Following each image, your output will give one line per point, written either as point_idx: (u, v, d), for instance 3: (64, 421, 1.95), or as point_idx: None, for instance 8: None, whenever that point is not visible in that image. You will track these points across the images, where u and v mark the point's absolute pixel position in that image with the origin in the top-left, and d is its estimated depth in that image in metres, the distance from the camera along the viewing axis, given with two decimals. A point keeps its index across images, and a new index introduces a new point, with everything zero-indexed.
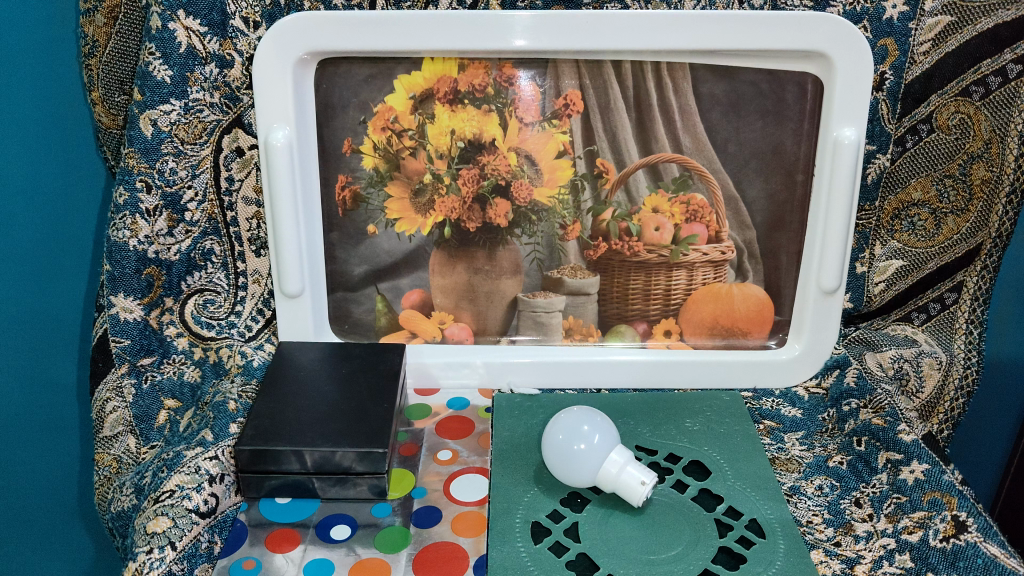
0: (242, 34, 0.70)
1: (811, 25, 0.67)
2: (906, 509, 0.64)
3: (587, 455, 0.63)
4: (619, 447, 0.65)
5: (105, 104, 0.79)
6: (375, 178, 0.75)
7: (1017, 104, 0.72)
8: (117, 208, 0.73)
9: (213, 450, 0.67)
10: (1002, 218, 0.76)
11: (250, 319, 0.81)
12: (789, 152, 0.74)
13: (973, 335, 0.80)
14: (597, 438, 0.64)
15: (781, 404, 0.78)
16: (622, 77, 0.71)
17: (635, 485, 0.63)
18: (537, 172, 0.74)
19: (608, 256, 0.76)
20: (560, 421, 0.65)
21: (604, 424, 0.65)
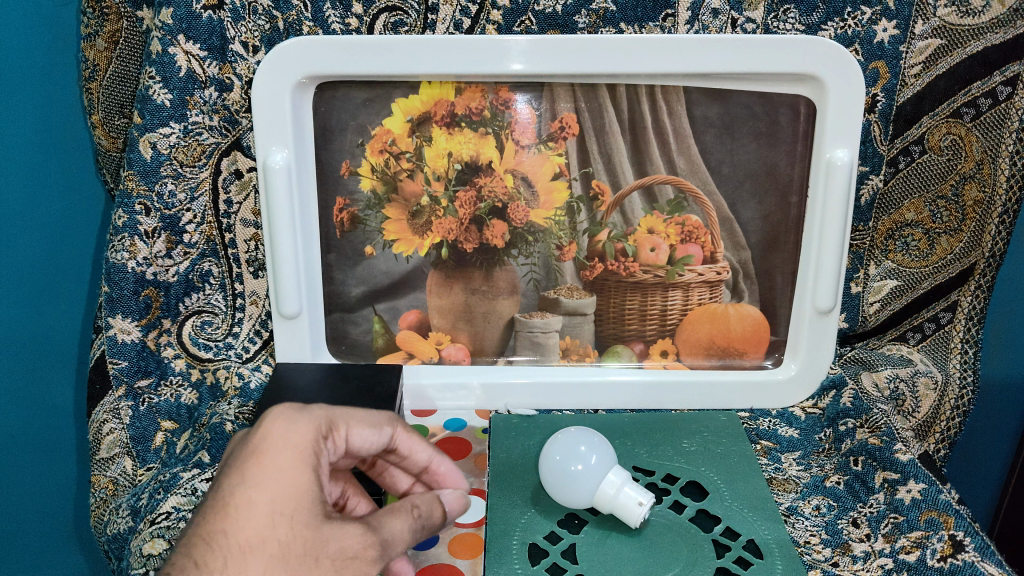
0: (242, 58, 0.71)
1: (802, 49, 0.68)
2: (903, 529, 0.64)
3: (586, 474, 0.63)
4: (616, 467, 0.65)
5: (105, 127, 0.80)
6: (373, 201, 0.76)
7: (1008, 125, 0.74)
8: (117, 229, 0.74)
9: (210, 472, 0.69)
10: (995, 237, 0.77)
11: (247, 340, 0.81)
12: (782, 173, 0.74)
13: (968, 355, 0.81)
14: (594, 459, 0.64)
15: (778, 424, 0.78)
16: (617, 101, 0.71)
17: (634, 505, 0.63)
18: (533, 195, 0.75)
19: (604, 277, 0.77)
20: (557, 442, 0.65)
21: (600, 444, 0.65)
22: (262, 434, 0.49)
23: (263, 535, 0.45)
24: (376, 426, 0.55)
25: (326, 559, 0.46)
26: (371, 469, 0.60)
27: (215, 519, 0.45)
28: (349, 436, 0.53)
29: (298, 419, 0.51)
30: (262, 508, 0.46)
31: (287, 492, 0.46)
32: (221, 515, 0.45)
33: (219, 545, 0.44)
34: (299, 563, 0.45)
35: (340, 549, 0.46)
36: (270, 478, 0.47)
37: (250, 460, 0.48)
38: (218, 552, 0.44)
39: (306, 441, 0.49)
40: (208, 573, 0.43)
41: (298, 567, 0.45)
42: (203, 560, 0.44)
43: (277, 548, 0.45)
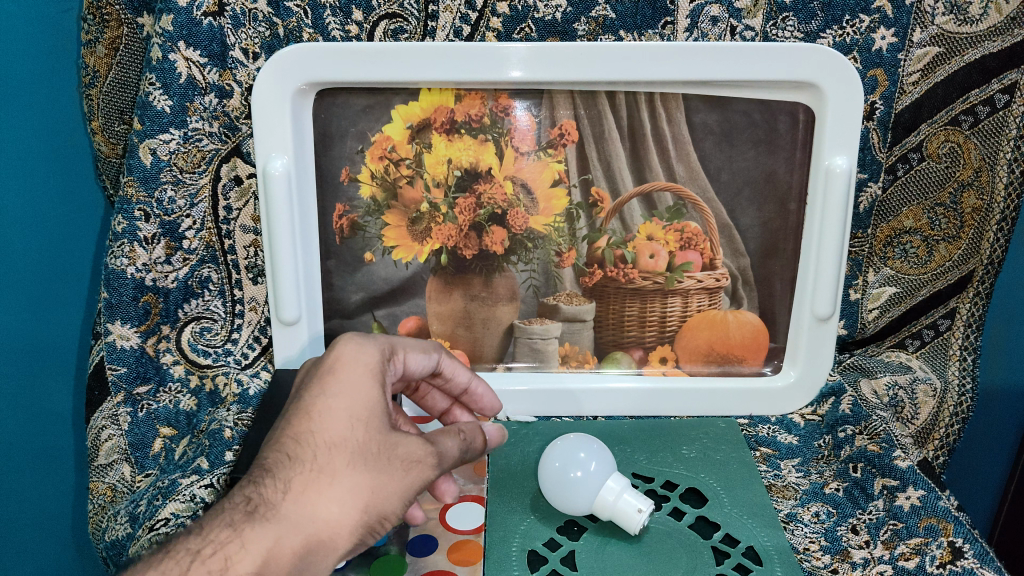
0: (242, 65, 0.72)
1: (802, 56, 0.68)
2: (903, 536, 0.64)
3: (586, 481, 0.63)
4: (616, 474, 0.65)
5: (105, 133, 0.80)
6: (372, 207, 0.76)
7: (1006, 132, 0.73)
8: (116, 236, 0.74)
9: (208, 478, 0.68)
10: (994, 244, 0.77)
11: (247, 346, 0.82)
12: (781, 180, 0.74)
13: (967, 361, 0.81)
14: (593, 465, 0.64)
15: (777, 431, 0.78)
16: (616, 107, 0.72)
17: (633, 512, 0.62)
18: (532, 202, 0.75)
19: (603, 283, 0.77)
20: (556, 449, 0.66)
21: (600, 451, 0.65)
22: (335, 357, 0.55)
23: (344, 435, 0.51)
24: (426, 352, 0.63)
25: (397, 460, 0.52)
26: (416, 397, 0.71)
27: (300, 422, 0.52)
28: (406, 359, 0.61)
29: (367, 343, 0.58)
30: (341, 414, 0.52)
31: (366, 401, 0.53)
32: (306, 419, 0.52)
33: (308, 441, 0.51)
34: (376, 459, 0.52)
35: (406, 454, 0.53)
36: (350, 388, 0.53)
37: (325, 379, 0.54)
38: (309, 447, 0.50)
39: (374, 361, 0.56)
40: (302, 462, 0.50)
41: (375, 462, 0.51)
42: (295, 453, 0.50)
43: (355, 447, 0.51)
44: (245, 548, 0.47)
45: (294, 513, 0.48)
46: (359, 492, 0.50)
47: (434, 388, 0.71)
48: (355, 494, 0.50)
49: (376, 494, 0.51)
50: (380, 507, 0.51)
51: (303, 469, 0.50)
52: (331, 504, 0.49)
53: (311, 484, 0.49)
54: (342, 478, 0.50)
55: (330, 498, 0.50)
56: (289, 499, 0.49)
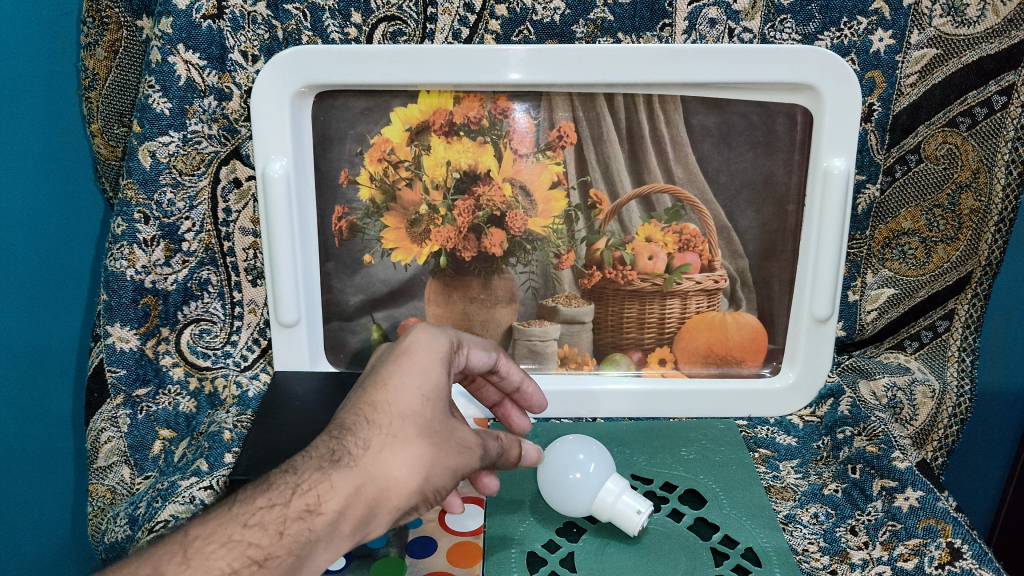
0: (242, 67, 0.72)
1: (799, 58, 0.68)
2: (901, 537, 0.64)
3: (584, 482, 0.63)
4: (614, 475, 0.65)
5: (104, 136, 0.80)
6: (372, 209, 0.76)
7: (1004, 134, 0.74)
8: (115, 238, 0.74)
9: (207, 480, 0.68)
10: (992, 246, 0.77)
11: (246, 349, 0.82)
12: (780, 182, 0.74)
13: (965, 363, 0.81)
14: (592, 467, 0.64)
15: (776, 432, 0.78)
16: (614, 110, 0.72)
17: (632, 514, 0.63)
18: (531, 204, 0.75)
19: (602, 285, 0.77)
20: (555, 451, 0.65)
21: (599, 453, 0.65)
22: (412, 341, 0.57)
23: (415, 410, 0.52)
24: (487, 350, 0.64)
25: (454, 445, 0.53)
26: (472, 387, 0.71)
27: (374, 393, 0.53)
28: (470, 354, 0.62)
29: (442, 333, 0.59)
30: (410, 390, 0.53)
31: (436, 385, 0.54)
32: (382, 390, 0.53)
33: (383, 409, 0.52)
34: (440, 437, 0.52)
35: (462, 439, 0.54)
36: (423, 370, 0.55)
37: (398, 360, 0.55)
38: (384, 414, 0.51)
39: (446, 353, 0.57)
40: (376, 426, 0.51)
41: (438, 438, 0.52)
42: (372, 418, 0.51)
43: (421, 421, 0.52)
44: (334, 488, 0.48)
45: (374, 464, 0.50)
46: (424, 460, 0.51)
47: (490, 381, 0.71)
48: (420, 460, 0.51)
49: (436, 466, 0.52)
50: (437, 479, 0.52)
51: (379, 431, 0.51)
52: (402, 466, 0.50)
53: (387, 447, 0.50)
54: (408, 446, 0.51)
55: (401, 460, 0.50)
56: (367, 456, 0.50)
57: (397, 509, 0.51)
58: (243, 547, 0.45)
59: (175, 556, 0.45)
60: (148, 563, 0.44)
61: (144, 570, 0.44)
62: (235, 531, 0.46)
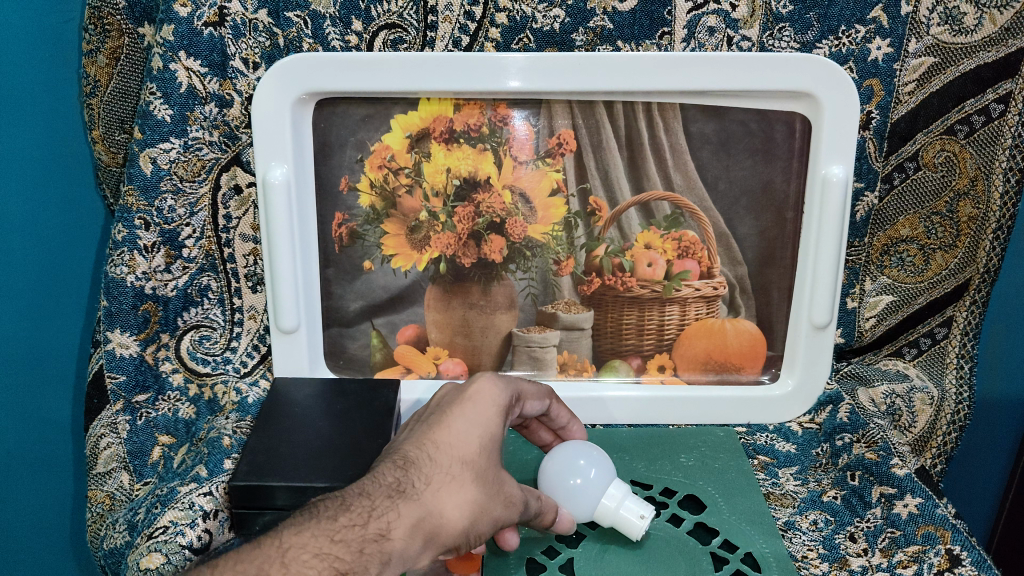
0: (242, 74, 0.72)
1: (798, 66, 0.68)
2: (901, 544, 0.64)
3: (583, 488, 0.63)
4: (615, 479, 0.65)
5: (105, 143, 0.80)
6: (372, 216, 0.76)
7: (1001, 142, 0.74)
8: (116, 244, 0.74)
9: (207, 486, 0.68)
10: (990, 253, 0.77)
11: (245, 355, 0.82)
12: (778, 190, 0.74)
13: (964, 370, 0.81)
14: (593, 472, 0.63)
15: (775, 439, 0.78)
16: (614, 117, 0.72)
17: (635, 518, 0.63)
18: (531, 210, 0.75)
19: (602, 292, 0.77)
20: (554, 456, 0.65)
21: (600, 460, 0.64)
22: (477, 384, 0.59)
23: (472, 456, 0.55)
24: (540, 397, 0.65)
25: (501, 497, 0.55)
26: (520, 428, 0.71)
27: (437, 433, 0.56)
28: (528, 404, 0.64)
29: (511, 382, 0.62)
30: (471, 437, 0.56)
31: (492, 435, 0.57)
32: (445, 431, 0.56)
33: (443, 450, 0.54)
34: (489, 487, 0.55)
35: (509, 493, 0.56)
36: (486, 418, 0.57)
37: (461, 407, 0.57)
38: (444, 456, 0.54)
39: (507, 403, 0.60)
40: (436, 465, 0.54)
41: (489, 489, 0.55)
42: (433, 455, 0.54)
43: (477, 470, 0.54)
44: (401, 517, 0.51)
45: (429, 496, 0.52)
46: (472, 505, 0.54)
47: (541, 423, 0.70)
48: (469, 501, 0.53)
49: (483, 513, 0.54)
50: (482, 525, 0.54)
51: (439, 470, 0.53)
52: (454, 508, 0.53)
53: (446, 483, 0.53)
54: (456, 487, 0.53)
55: (454, 500, 0.53)
56: (427, 491, 0.52)
57: (434, 530, 0.52)
58: (330, 560, 0.47)
59: (274, 561, 0.47)
60: (252, 564, 0.46)
61: (247, 571, 0.46)
62: (323, 543, 0.48)
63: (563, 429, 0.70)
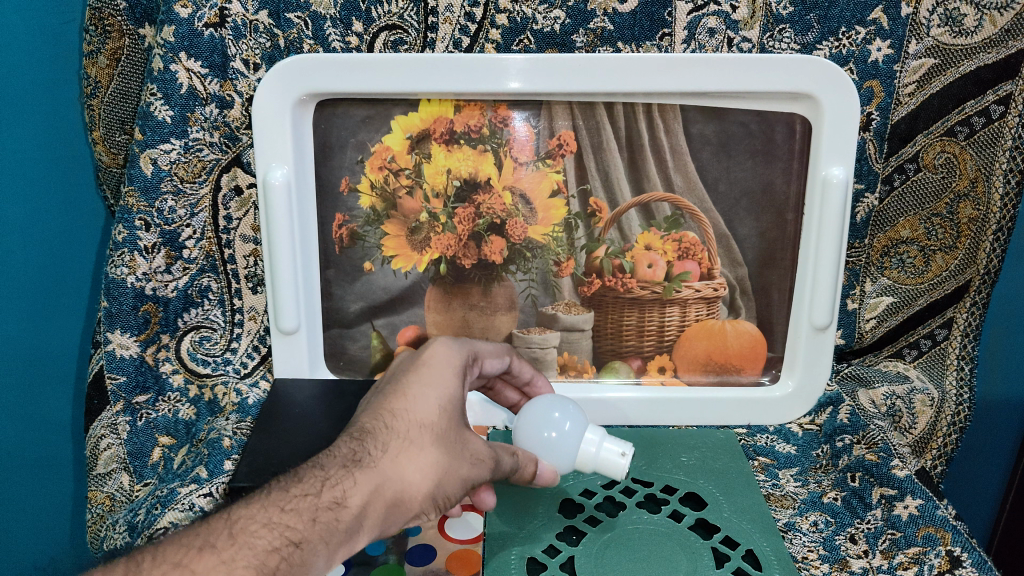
0: (242, 76, 0.72)
1: (799, 68, 0.68)
2: (901, 545, 0.64)
3: (560, 441, 0.63)
4: (591, 426, 0.65)
5: (105, 143, 0.80)
6: (372, 217, 0.76)
7: (1002, 144, 0.74)
8: (116, 245, 0.74)
9: (207, 487, 0.68)
10: (990, 254, 0.77)
11: (246, 356, 0.82)
12: (779, 191, 0.74)
13: (964, 372, 0.81)
14: (568, 424, 0.63)
15: (775, 441, 0.78)
16: (614, 118, 0.72)
17: (617, 458, 0.63)
18: (531, 211, 0.75)
19: (602, 293, 0.77)
20: (528, 415, 0.65)
21: (574, 413, 0.64)
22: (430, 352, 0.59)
23: (432, 419, 0.54)
24: (500, 355, 0.66)
25: (466, 455, 0.55)
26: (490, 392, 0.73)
27: (393, 400, 0.55)
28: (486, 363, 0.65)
29: (463, 342, 0.62)
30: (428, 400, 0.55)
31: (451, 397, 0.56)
32: (402, 397, 0.55)
33: (402, 417, 0.54)
34: (451, 445, 0.54)
35: (474, 450, 0.55)
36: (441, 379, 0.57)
37: (418, 368, 0.58)
38: (402, 421, 0.54)
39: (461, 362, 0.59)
40: (395, 432, 0.53)
41: (451, 448, 0.54)
42: (391, 423, 0.53)
43: (438, 432, 0.54)
44: (357, 484, 0.50)
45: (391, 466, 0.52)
46: (436, 469, 0.53)
47: (506, 384, 0.73)
48: (436, 467, 0.53)
49: (452, 476, 0.54)
50: (449, 487, 0.53)
51: (397, 437, 0.53)
52: (417, 471, 0.52)
53: (404, 450, 0.52)
54: (419, 452, 0.53)
55: (416, 465, 0.52)
56: (386, 458, 0.52)
57: (406, 512, 0.52)
58: (281, 529, 0.47)
59: (221, 533, 0.46)
60: (197, 536, 0.46)
61: (195, 542, 0.46)
62: (273, 514, 0.48)
63: (529, 385, 0.72)
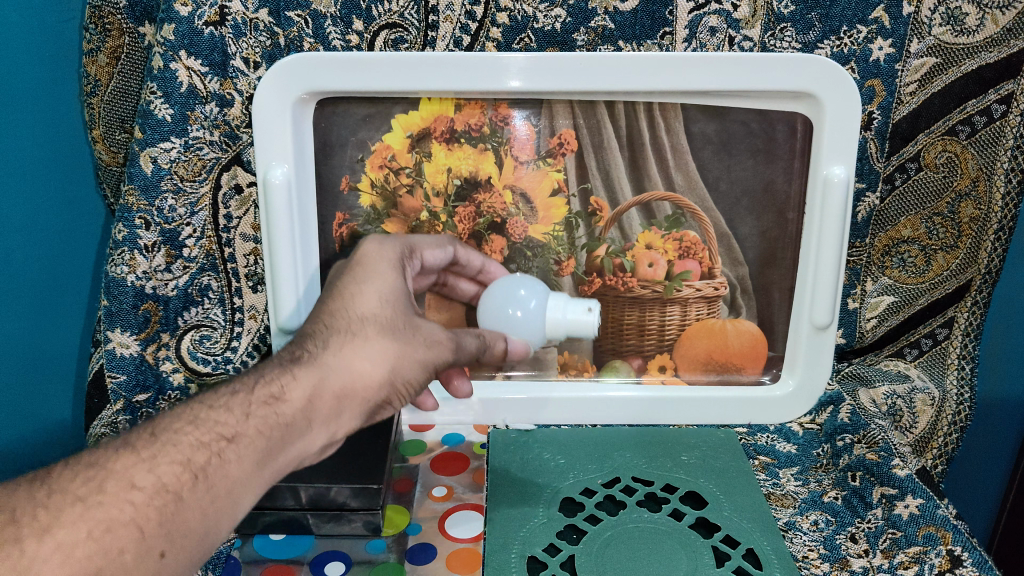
0: (243, 73, 0.72)
1: (800, 67, 0.68)
2: (902, 544, 0.64)
3: (525, 319, 0.71)
4: (555, 296, 0.73)
5: (105, 142, 0.80)
6: (372, 216, 0.76)
7: (1003, 142, 0.74)
8: (116, 243, 0.74)
9: None
10: (991, 254, 0.77)
11: (246, 355, 0.82)
12: (780, 190, 0.74)
13: (965, 371, 0.81)
14: (533, 302, 0.72)
15: (776, 440, 0.78)
16: (615, 117, 0.72)
17: (584, 314, 0.72)
18: (531, 210, 0.75)
19: (602, 292, 0.77)
20: (497, 296, 0.73)
21: (542, 293, 0.73)
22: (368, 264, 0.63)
23: (374, 311, 0.57)
24: (440, 247, 0.73)
25: (420, 338, 0.59)
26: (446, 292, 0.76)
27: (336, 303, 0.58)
28: (424, 255, 0.71)
29: (393, 241, 0.69)
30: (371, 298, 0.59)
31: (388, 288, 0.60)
32: (342, 301, 0.58)
33: (342, 315, 0.56)
34: (400, 327, 0.58)
35: (427, 335, 0.60)
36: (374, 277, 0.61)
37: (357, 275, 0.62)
38: (342, 316, 0.56)
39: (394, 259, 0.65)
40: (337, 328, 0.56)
41: (402, 335, 0.58)
42: (332, 323, 0.56)
43: (384, 322, 0.57)
44: (297, 381, 0.52)
45: (336, 360, 0.54)
46: (389, 356, 0.56)
47: (458, 277, 0.76)
48: (387, 354, 0.56)
49: (405, 359, 0.58)
50: (406, 371, 0.58)
51: (338, 332, 0.55)
52: (366, 360, 0.55)
53: (345, 343, 0.55)
54: (369, 343, 0.55)
55: (364, 355, 0.55)
56: (328, 353, 0.54)
57: (368, 403, 0.56)
58: (211, 425, 0.48)
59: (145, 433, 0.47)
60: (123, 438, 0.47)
61: (116, 444, 0.46)
62: (202, 412, 0.49)
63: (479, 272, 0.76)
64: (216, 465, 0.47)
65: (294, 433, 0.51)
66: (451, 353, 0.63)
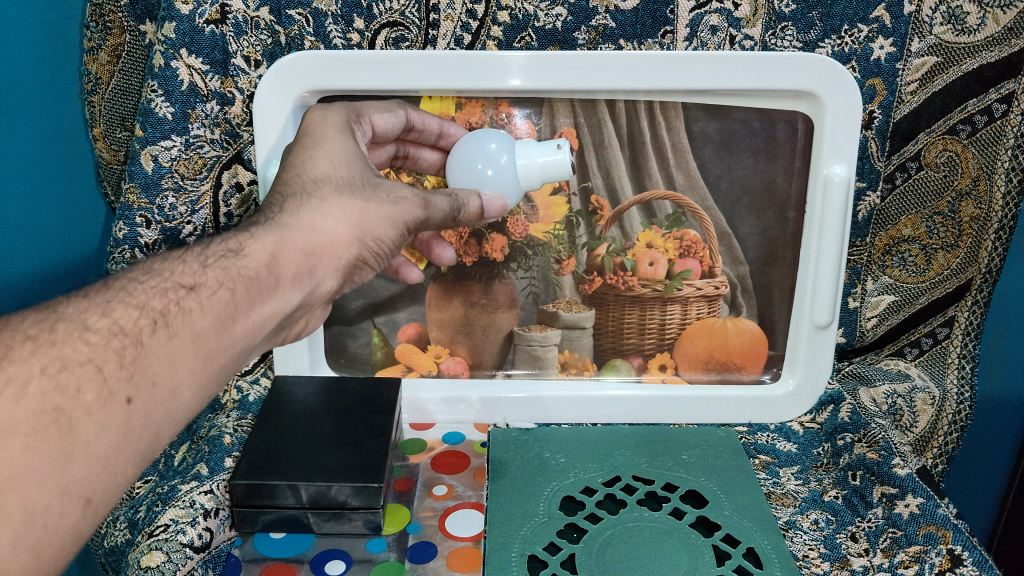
0: (243, 72, 0.72)
1: (801, 67, 0.68)
2: (902, 544, 0.64)
3: (495, 177, 0.66)
4: (523, 142, 0.66)
5: (106, 140, 0.80)
6: None
7: (1004, 142, 0.74)
8: (117, 241, 0.75)
9: (208, 484, 0.67)
10: (991, 253, 0.77)
11: None
12: (780, 189, 0.74)
13: (965, 370, 0.82)
14: (503, 157, 0.66)
15: (776, 439, 0.78)
16: (616, 116, 0.72)
17: (554, 152, 0.65)
18: (532, 209, 0.74)
19: (603, 291, 0.77)
20: (465, 148, 0.67)
21: (512, 145, 0.66)
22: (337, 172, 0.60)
23: (329, 173, 0.57)
24: (392, 110, 0.68)
25: (384, 195, 0.58)
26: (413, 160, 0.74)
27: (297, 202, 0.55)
28: (372, 121, 0.67)
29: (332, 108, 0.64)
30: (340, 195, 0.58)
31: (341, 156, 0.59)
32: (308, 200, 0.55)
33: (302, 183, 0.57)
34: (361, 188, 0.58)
35: (393, 192, 0.58)
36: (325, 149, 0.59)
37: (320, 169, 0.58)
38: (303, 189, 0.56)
39: (340, 120, 0.63)
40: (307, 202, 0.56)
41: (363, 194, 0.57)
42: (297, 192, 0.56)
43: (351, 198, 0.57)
44: (255, 239, 0.52)
45: (294, 220, 0.54)
46: (350, 212, 0.56)
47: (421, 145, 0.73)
48: (349, 211, 0.56)
49: (371, 215, 0.57)
50: (376, 225, 0.57)
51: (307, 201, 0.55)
52: (329, 217, 0.55)
53: (302, 203, 0.55)
54: (330, 200, 0.56)
55: (324, 213, 0.55)
56: (293, 215, 0.55)
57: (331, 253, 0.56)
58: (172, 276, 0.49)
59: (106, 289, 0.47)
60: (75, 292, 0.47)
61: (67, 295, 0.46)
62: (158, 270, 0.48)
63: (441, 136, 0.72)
64: (176, 313, 0.46)
65: (261, 289, 0.51)
66: (421, 213, 0.59)
